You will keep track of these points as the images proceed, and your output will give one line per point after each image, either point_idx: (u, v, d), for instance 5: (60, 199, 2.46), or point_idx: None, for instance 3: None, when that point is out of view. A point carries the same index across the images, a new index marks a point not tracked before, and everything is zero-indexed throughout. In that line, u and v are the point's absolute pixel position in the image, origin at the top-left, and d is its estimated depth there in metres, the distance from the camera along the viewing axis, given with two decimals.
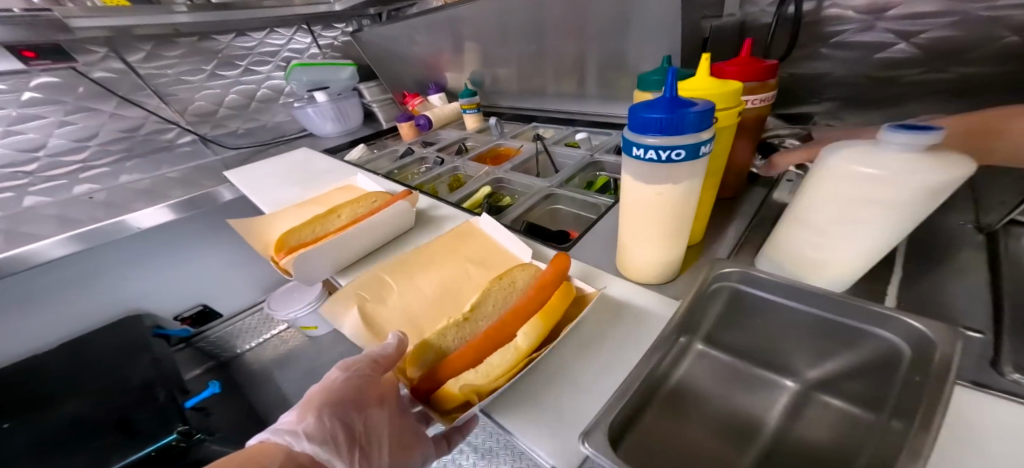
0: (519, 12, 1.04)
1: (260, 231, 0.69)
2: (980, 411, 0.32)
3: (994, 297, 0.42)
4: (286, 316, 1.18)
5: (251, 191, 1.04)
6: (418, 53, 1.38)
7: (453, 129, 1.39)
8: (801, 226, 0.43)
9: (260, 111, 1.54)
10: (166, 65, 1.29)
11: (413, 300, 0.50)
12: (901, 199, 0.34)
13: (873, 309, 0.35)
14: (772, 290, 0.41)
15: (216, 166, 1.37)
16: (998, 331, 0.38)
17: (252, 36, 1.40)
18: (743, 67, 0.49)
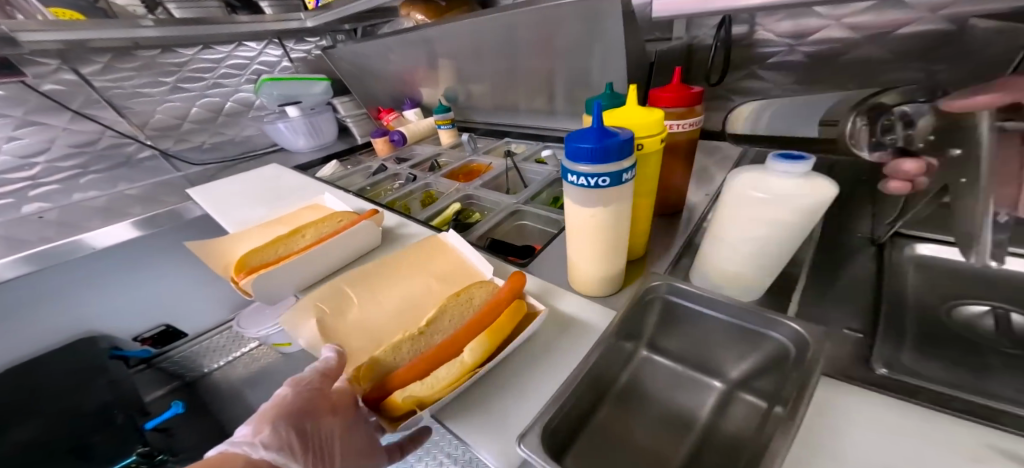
0: (491, 35, 1.02)
1: (221, 252, 0.65)
2: (850, 402, 0.32)
3: (874, 298, 0.42)
4: (257, 334, 1.10)
5: (213, 210, 0.99)
6: (391, 70, 1.38)
7: (428, 145, 1.38)
8: (713, 243, 0.40)
9: (226, 125, 1.48)
10: (122, 78, 1.23)
11: (373, 311, 0.44)
12: (792, 219, 0.33)
13: (767, 315, 0.34)
14: (699, 301, 0.38)
15: (180, 182, 1.30)
16: (873, 332, 0.38)
17: (218, 49, 1.36)
18: (677, 93, 0.45)
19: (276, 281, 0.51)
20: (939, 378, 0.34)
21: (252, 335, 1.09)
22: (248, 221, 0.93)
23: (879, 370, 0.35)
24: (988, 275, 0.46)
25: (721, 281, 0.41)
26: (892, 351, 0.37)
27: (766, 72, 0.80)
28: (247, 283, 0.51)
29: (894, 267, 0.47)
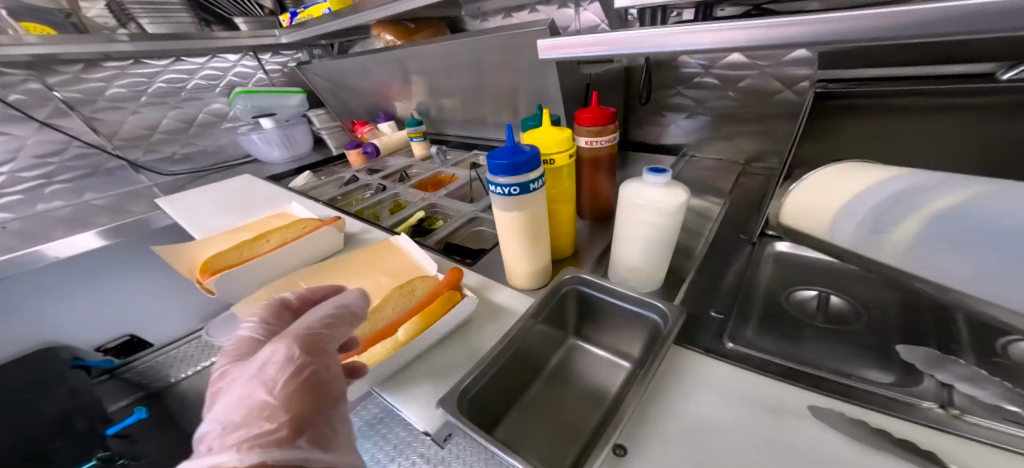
0: (457, 55, 1.09)
1: (189, 256, 0.69)
2: (698, 370, 0.41)
3: (736, 288, 0.51)
4: None
5: (182, 219, 1.02)
6: (365, 85, 1.43)
7: (401, 156, 1.44)
8: (617, 243, 0.48)
9: (198, 135, 1.49)
10: (91, 89, 1.24)
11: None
12: (664, 219, 0.42)
13: (643, 299, 0.43)
14: (602, 291, 0.47)
15: (151, 192, 1.31)
16: (731, 315, 0.47)
17: (191, 60, 1.39)
18: (595, 113, 0.55)
19: (237, 281, 0.57)
20: (771, 346, 0.44)
21: None
22: (216, 229, 0.95)
23: (725, 341, 0.44)
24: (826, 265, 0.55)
25: (628, 275, 0.49)
26: (741, 326, 0.46)
27: (687, 91, 0.86)
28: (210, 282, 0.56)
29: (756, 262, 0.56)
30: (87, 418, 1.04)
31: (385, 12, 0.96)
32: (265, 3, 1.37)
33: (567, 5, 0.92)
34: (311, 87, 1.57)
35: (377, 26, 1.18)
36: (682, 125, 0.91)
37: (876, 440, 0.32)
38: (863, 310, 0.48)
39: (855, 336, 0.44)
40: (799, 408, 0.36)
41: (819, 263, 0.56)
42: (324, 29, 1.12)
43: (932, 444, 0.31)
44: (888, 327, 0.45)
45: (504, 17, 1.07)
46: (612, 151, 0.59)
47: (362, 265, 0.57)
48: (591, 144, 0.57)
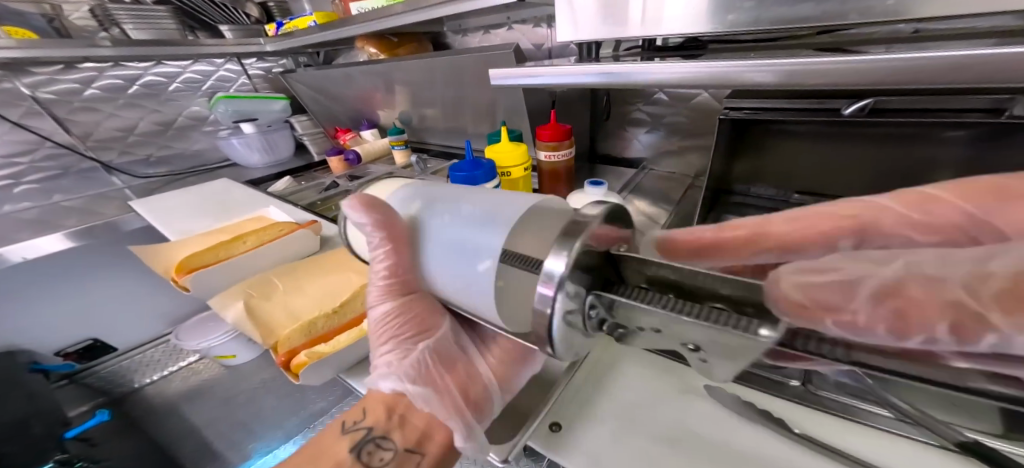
0: (438, 69, 1.14)
1: (164, 257, 0.72)
2: (626, 357, 0.50)
3: None
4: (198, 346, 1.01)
5: (157, 221, 1.03)
6: (349, 94, 1.47)
7: (383, 164, 1.48)
8: None
9: (176, 139, 1.48)
10: (67, 90, 1.24)
11: (296, 293, 0.55)
12: None
13: None
14: None
15: (123, 195, 1.29)
16: None
17: (172, 64, 1.39)
18: (554, 130, 0.65)
19: None
20: None
21: (193, 348, 1.00)
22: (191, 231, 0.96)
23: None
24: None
25: None
26: None
27: (646, 107, 0.92)
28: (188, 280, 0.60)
29: None
30: (45, 423, 0.99)
31: (371, 27, 1.01)
32: (252, 12, 1.41)
33: (540, 25, 0.98)
34: (295, 94, 1.60)
35: (361, 39, 1.22)
36: (643, 139, 0.97)
37: (750, 414, 0.40)
38: None
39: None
40: (699, 387, 0.44)
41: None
42: (309, 40, 1.16)
43: (784, 413, 0.40)
44: None
45: (484, 33, 1.11)
46: (570, 164, 0.69)
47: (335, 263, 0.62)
48: (551, 158, 0.67)
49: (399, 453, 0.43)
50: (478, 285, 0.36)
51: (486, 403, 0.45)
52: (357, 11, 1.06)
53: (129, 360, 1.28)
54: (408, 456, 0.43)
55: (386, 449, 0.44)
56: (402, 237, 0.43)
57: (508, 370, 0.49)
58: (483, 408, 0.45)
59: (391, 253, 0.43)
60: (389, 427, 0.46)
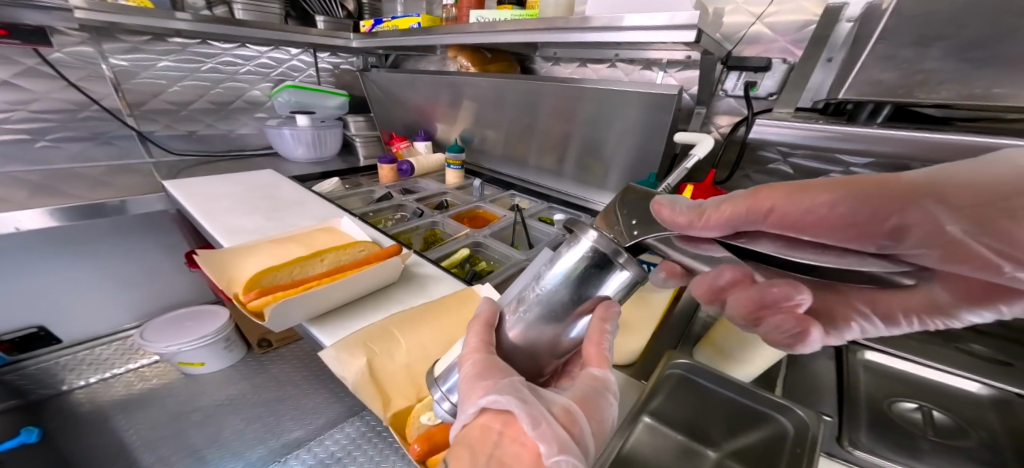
0: (518, 91, 1.10)
1: (226, 266, 0.72)
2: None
3: (838, 394, 0.71)
4: (164, 349, 1.05)
5: (197, 212, 0.93)
6: (412, 100, 1.43)
7: (433, 180, 1.43)
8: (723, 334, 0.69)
9: (223, 120, 1.54)
10: (141, 63, 1.30)
11: (417, 359, 0.60)
12: None
13: (772, 398, 0.60)
14: (708, 379, 0.65)
15: (147, 169, 1.22)
16: (840, 416, 0.65)
17: (252, 48, 1.49)
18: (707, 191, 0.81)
19: (291, 310, 0.60)
20: (886, 450, 0.60)
21: (157, 350, 1.05)
22: (241, 232, 0.87)
23: (847, 445, 0.59)
24: (920, 379, 0.76)
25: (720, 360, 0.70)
26: (856, 433, 0.63)
27: (757, 175, 0.94)
28: (266, 307, 0.60)
29: (849, 367, 0.77)
30: None
31: (462, 39, 1.02)
32: (347, 5, 1.55)
33: (648, 68, 0.99)
34: (364, 94, 1.58)
35: (455, 48, 1.19)
36: None
37: None
38: (960, 429, 0.65)
39: (959, 448, 0.62)
40: None
41: (904, 373, 0.78)
42: (407, 42, 1.16)
43: None
44: (998, 443, 0.63)
45: (578, 66, 1.11)
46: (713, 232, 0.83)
47: (428, 317, 0.66)
48: None
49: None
50: (576, 276, 0.38)
51: (582, 426, 0.39)
52: (475, 20, 1.01)
53: (69, 358, 1.20)
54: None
55: None
56: (490, 321, 0.45)
57: (594, 395, 0.42)
58: (581, 436, 0.38)
59: (481, 334, 0.44)
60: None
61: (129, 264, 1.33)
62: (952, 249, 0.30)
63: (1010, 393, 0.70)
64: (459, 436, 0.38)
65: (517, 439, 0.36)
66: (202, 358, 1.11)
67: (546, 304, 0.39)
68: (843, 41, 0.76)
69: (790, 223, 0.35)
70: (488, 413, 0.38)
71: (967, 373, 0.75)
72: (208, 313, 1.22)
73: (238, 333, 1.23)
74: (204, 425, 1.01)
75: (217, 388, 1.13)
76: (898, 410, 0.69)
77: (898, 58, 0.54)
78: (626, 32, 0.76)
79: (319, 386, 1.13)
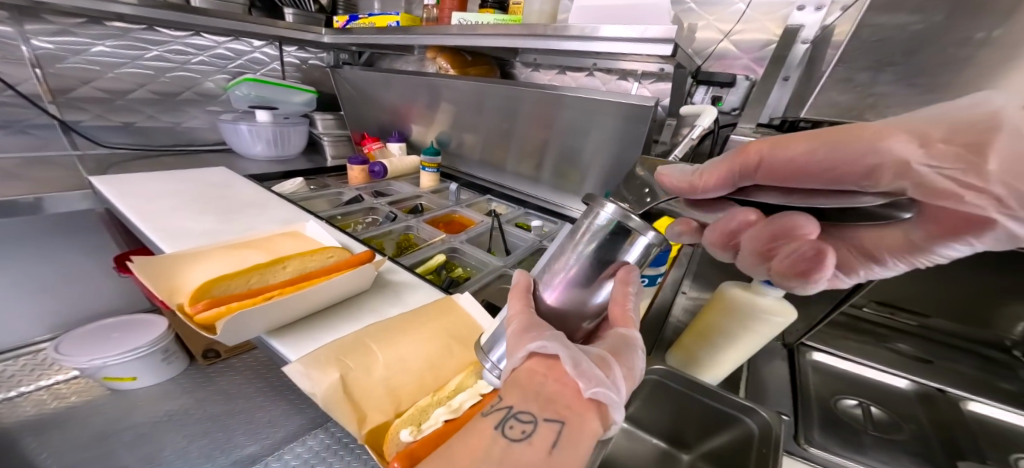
0: (497, 96, 1.09)
1: (165, 276, 0.63)
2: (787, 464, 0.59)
3: (792, 393, 0.76)
4: (83, 364, 0.89)
5: (136, 213, 0.83)
6: (387, 100, 1.39)
7: (406, 182, 1.39)
8: (700, 344, 0.71)
9: (169, 111, 1.40)
10: (71, 47, 1.17)
11: (397, 372, 0.56)
12: (766, 332, 0.64)
13: (740, 402, 0.61)
14: (679, 383, 0.66)
15: (70, 162, 1.08)
16: (795, 413, 0.70)
17: (208, 37, 1.38)
18: None
19: (250, 320, 0.54)
20: (837, 446, 0.65)
21: (73, 366, 0.88)
22: (184, 235, 0.79)
23: (803, 443, 0.63)
24: (858, 377, 0.84)
25: (699, 369, 0.71)
26: (810, 431, 0.67)
27: None
28: (218, 320, 0.53)
29: (801, 368, 0.83)
30: None
31: (442, 41, 1.01)
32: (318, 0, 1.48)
33: (624, 78, 1.02)
34: (334, 91, 1.50)
35: (433, 50, 1.18)
36: None
37: None
38: (895, 422, 0.73)
39: (895, 442, 0.68)
40: None
41: (845, 372, 0.85)
42: (384, 40, 1.12)
43: None
44: (925, 435, 0.70)
45: (558, 72, 1.13)
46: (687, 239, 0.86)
47: (409, 327, 0.63)
48: None
49: (539, 422, 0.34)
50: (598, 244, 0.40)
51: (617, 371, 0.38)
52: (456, 21, 1.00)
53: None
54: (549, 425, 0.35)
55: (527, 420, 0.35)
56: (529, 287, 0.47)
57: (626, 348, 0.42)
58: (617, 379, 0.38)
59: (523, 299, 0.45)
60: (535, 402, 0.36)
61: (45, 270, 1.16)
62: (921, 184, 0.31)
63: (931, 389, 0.79)
64: (508, 382, 0.39)
65: (562, 379, 0.37)
66: (134, 372, 0.95)
67: (575, 269, 0.41)
68: (798, 62, 0.82)
69: (775, 174, 0.37)
70: (535, 359, 0.39)
71: (896, 371, 0.83)
72: (143, 323, 1.05)
73: (178, 343, 1.06)
74: (138, 445, 0.84)
75: (149, 404, 0.95)
76: (841, 407, 0.75)
77: (855, 81, 0.71)
78: (600, 42, 0.78)
79: (277, 397, 0.97)
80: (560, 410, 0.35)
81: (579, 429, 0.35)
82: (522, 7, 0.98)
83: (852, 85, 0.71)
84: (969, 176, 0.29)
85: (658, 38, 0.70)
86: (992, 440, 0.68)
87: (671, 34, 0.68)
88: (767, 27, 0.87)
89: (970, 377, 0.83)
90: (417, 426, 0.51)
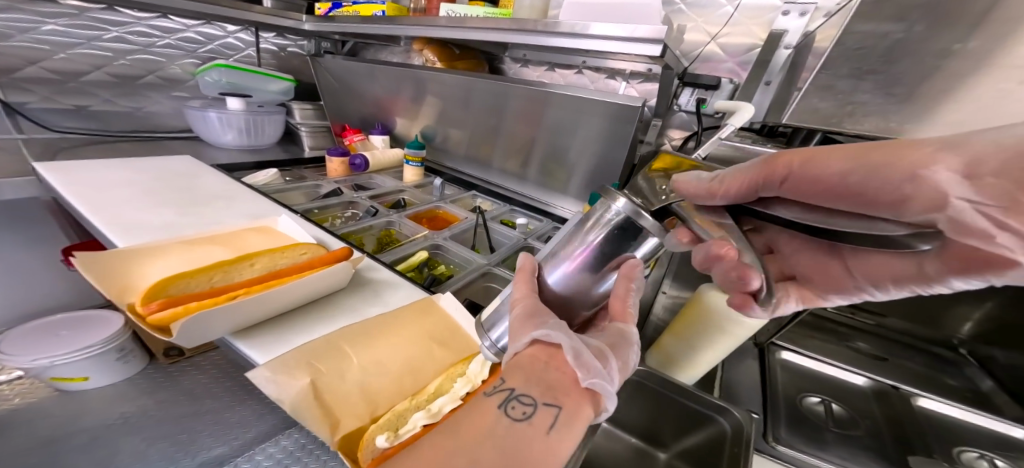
0: (485, 91, 1.08)
1: (114, 271, 0.58)
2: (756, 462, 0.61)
3: (763, 393, 0.78)
4: (26, 364, 0.81)
5: (86, 204, 0.76)
6: (371, 91, 1.35)
7: (389, 176, 1.35)
8: (675, 339, 0.72)
9: (129, 95, 1.30)
10: (17, 24, 1.06)
11: (373, 376, 0.54)
12: (741, 333, 0.65)
13: (714, 402, 0.62)
14: (656, 383, 0.67)
15: (13, 146, 0.98)
16: (765, 412, 0.72)
17: (176, 20, 1.29)
18: None
19: (209, 322, 0.50)
20: (800, 441, 0.67)
21: (16, 365, 0.80)
22: (140, 229, 0.73)
23: (771, 441, 0.64)
24: (821, 374, 0.87)
25: (670, 363, 0.73)
26: (777, 429, 0.68)
27: None
28: (173, 321, 0.49)
29: (771, 367, 0.86)
30: None
31: (430, 33, 0.98)
32: None
33: (613, 78, 1.03)
34: (314, 81, 1.44)
35: (421, 41, 1.16)
36: None
37: None
38: (855, 418, 0.75)
39: (853, 437, 0.70)
40: None
41: (810, 370, 0.88)
42: (370, 29, 1.09)
43: None
44: (879, 429, 0.73)
45: (547, 69, 1.13)
46: None
47: (387, 330, 0.61)
48: None
49: (538, 406, 0.34)
50: (605, 239, 0.41)
51: (614, 363, 0.38)
52: (445, 14, 0.98)
53: None
54: (547, 410, 0.34)
55: (527, 404, 0.34)
56: (535, 271, 0.47)
57: (623, 343, 0.42)
58: (614, 372, 0.38)
59: (528, 283, 0.45)
60: (535, 385, 0.36)
61: None
62: (959, 219, 0.33)
63: (886, 385, 0.82)
64: (508, 365, 0.39)
65: (561, 367, 0.37)
66: (87, 373, 0.87)
67: (581, 259, 0.42)
68: (779, 67, 0.87)
69: (800, 191, 0.40)
70: (538, 345, 0.39)
71: (856, 369, 0.86)
72: (95, 320, 0.96)
73: (135, 343, 0.98)
74: (83, 455, 0.77)
75: (98, 408, 0.87)
76: (806, 404, 0.78)
77: (837, 88, 0.74)
78: (590, 40, 0.78)
79: (246, 398, 0.91)
80: (558, 395, 0.35)
81: (576, 417, 0.34)
82: (513, 1, 0.98)
83: (834, 91, 0.75)
84: (1005, 217, 0.32)
85: (648, 38, 0.70)
86: (939, 433, 0.71)
87: (661, 35, 0.69)
88: (753, 32, 0.90)
89: (918, 373, 0.88)
90: (394, 432, 0.49)
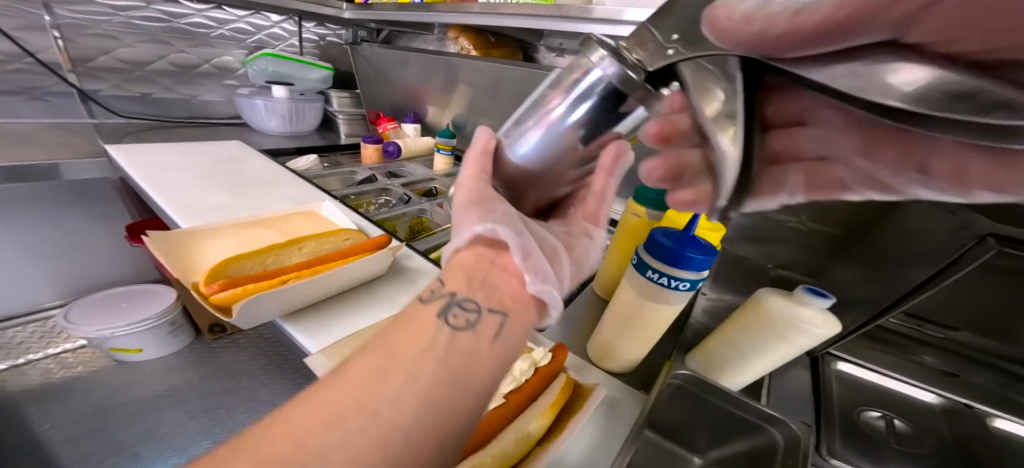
0: (520, 79, 1.06)
1: (182, 252, 0.63)
2: None
3: (814, 405, 0.73)
4: (92, 333, 0.89)
5: (150, 185, 0.82)
6: (405, 79, 1.36)
7: (420, 165, 1.37)
8: (723, 342, 0.69)
9: (185, 83, 1.38)
10: (93, 17, 1.16)
11: None
12: (802, 342, 0.63)
13: (767, 411, 0.57)
14: (704, 388, 0.61)
15: (86, 130, 1.08)
16: (818, 423, 0.68)
17: (229, 11, 1.36)
18: None
19: (264, 304, 0.54)
20: (859, 457, 0.64)
21: (82, 335, 0.88)
22: (198, 210, 0.78)
23: (825, 454, 0.62)
24: (882, 388, 0.81)
25: (713, 364, 0.70)
26: (832, 440, 0.66)
27: None
28: (234, 302, 0.53)
29: (826, 377, 0.81)
30: None
31: (465, 20, 0.98)
32: None
33: None
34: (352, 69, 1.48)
35: (457, 29, 1.17)
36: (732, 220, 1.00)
37: None
38: (919, 435, 0.72)
39: (917, 455, 0.68)
40: None
41: (869, 383, 0.82)
42: (405, 16, 1.10)
43: None
44: (947, 449, 0.70)
45: None
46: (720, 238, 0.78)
47: None
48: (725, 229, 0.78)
49: (481, 311, 0.34)
50: (577, 113, 0.38)
51: (562, 263, 0.44)
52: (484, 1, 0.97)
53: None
54: (492, 316, 0.35)
55: (471, 309, 0.35)
56: (489, 150, 0.48)
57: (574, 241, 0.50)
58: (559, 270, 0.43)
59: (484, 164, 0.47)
60: (476, 289, 0.36)
61: (55, 236, 1.16)
62: None
63: (959, 403, 0.77)
64: (453, 261, 0.40)
65: (506, 268, 0.39)
66: (140, 345, 0.95)
67: (549, 131, 0.40)
68: None
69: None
70: (483, 244, 0.40)
71: (925, 384, 0.80)
72: (151, 294, 1.06)
73: (186, 318, 1.06)
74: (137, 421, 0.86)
75: (155, 378, 0.95)
76: (864, 418, 0.74)
77: None
78: (623, 27, 0.75)
79: (280, 376, 0.97)
80: (504, 301, 0.36)
81: (520, 321, 0.36)
82: None
83: None
84: None
85: None
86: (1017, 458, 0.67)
87: None
88: None
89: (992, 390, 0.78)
90: None
